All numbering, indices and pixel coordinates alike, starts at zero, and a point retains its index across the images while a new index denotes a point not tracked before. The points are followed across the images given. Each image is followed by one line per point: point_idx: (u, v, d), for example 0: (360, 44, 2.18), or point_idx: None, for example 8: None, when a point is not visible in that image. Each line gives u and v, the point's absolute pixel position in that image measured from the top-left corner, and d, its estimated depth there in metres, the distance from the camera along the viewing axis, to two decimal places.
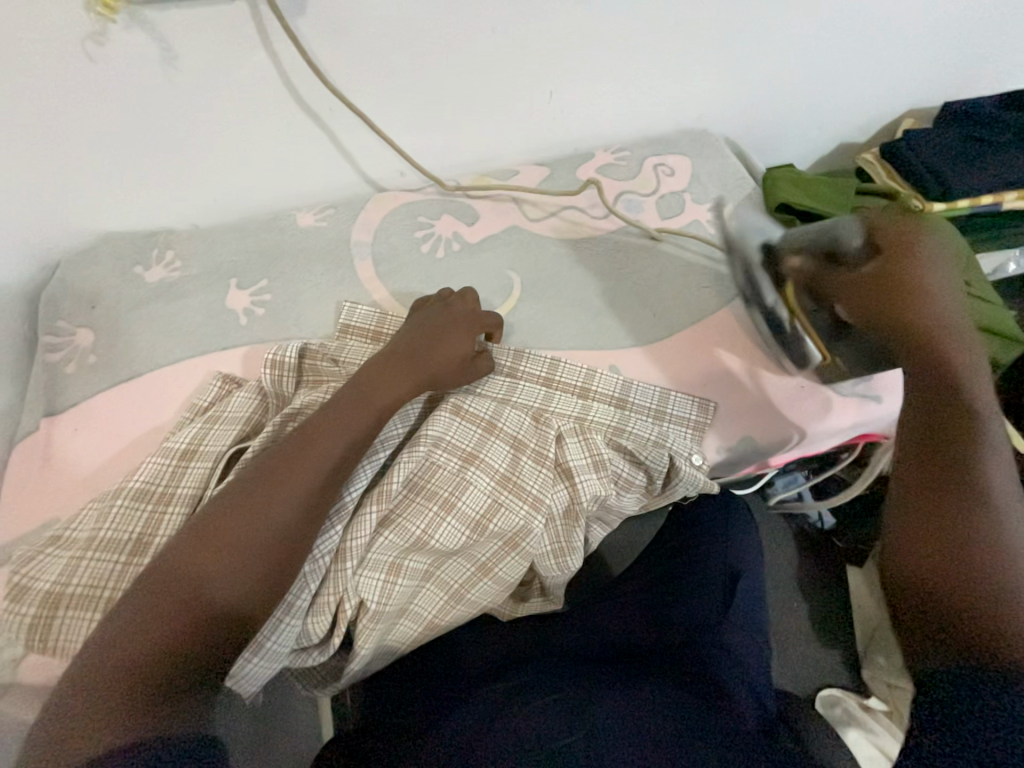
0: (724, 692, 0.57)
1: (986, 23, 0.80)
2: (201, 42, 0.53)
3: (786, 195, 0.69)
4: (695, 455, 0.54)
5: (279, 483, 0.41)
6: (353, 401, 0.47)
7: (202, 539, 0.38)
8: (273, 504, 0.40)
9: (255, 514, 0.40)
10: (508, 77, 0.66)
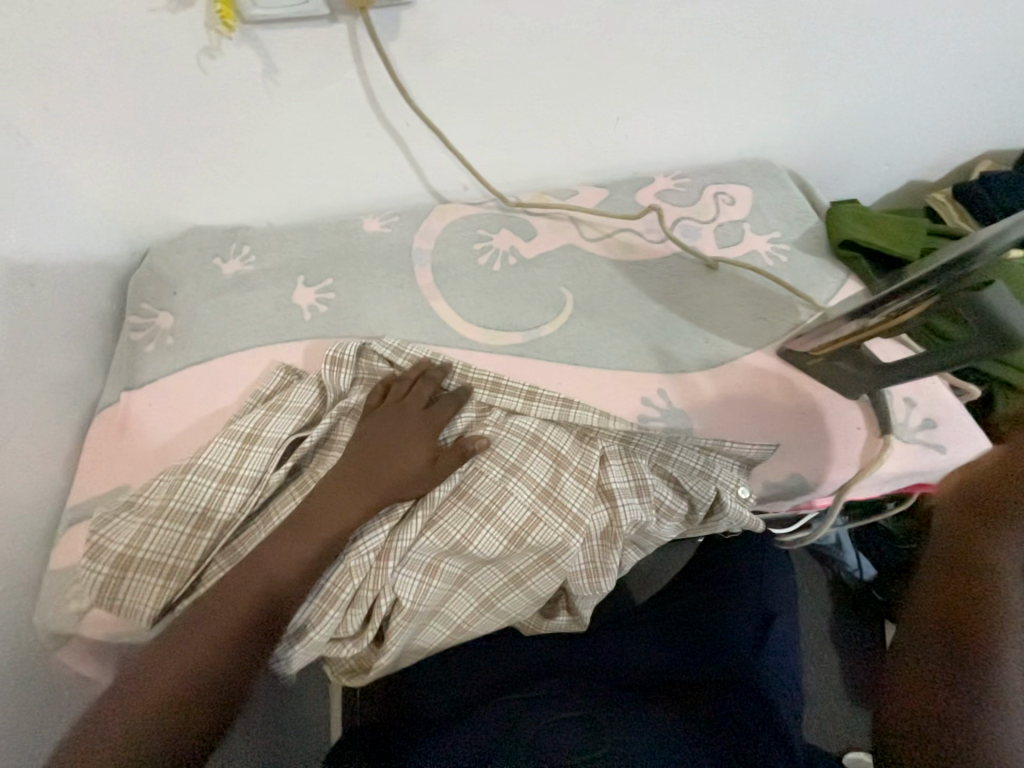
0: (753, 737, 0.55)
1: None
2: (301, 59, 0.57)
3: (852, 231, 0.68)
4: (742, 489, 0.53)
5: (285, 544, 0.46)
6: (344, 480, 0.50)
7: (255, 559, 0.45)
8: (275, 567, 0.45)
9: (259, 573, 0.45)
10: (579, 102, 0.68)
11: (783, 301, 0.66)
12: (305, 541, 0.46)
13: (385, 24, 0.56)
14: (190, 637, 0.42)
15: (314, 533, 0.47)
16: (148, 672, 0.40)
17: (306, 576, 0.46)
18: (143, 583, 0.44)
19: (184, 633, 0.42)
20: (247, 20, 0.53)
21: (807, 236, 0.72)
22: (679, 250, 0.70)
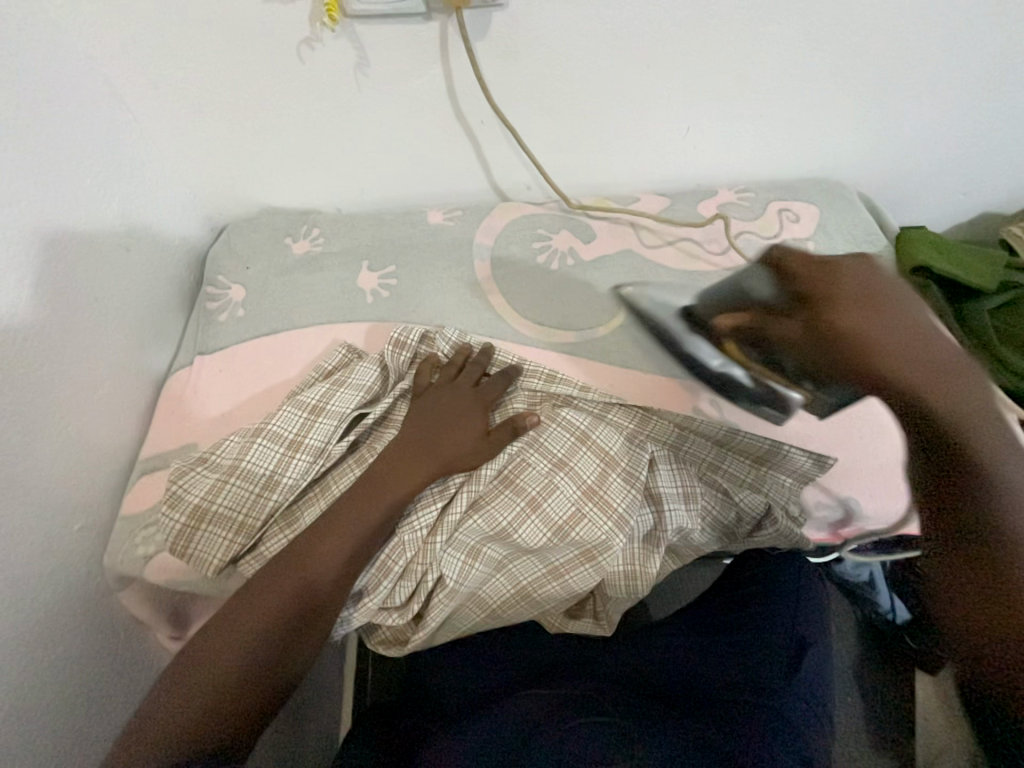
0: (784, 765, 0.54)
1: None
2: (392, 53, 0.60)
3: (925, 257, 0.66)
4: (794, 508, 0.53)
5: (321, 537, 0.46)
6: (394, 465, 0.50)
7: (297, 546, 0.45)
8: (314, 556, 0.45)
9: (298, 561, 0.45)
10: (651, 110, 0.69)
11: None
12: (345, 527, 0.47)
13: (475, 25, 0.58)
14: (239, 625, 0.42)
15: (352, 520, 0.47)
16: (200, 658, 0.40)
17: (349, 563, 0.46)
18: (212, 535, 0.47)
19: (231, 620, 0.42)
20: (349, 14, 0.56)
21: (873, 260, 0.70)
22: (739, 263, 0.70)
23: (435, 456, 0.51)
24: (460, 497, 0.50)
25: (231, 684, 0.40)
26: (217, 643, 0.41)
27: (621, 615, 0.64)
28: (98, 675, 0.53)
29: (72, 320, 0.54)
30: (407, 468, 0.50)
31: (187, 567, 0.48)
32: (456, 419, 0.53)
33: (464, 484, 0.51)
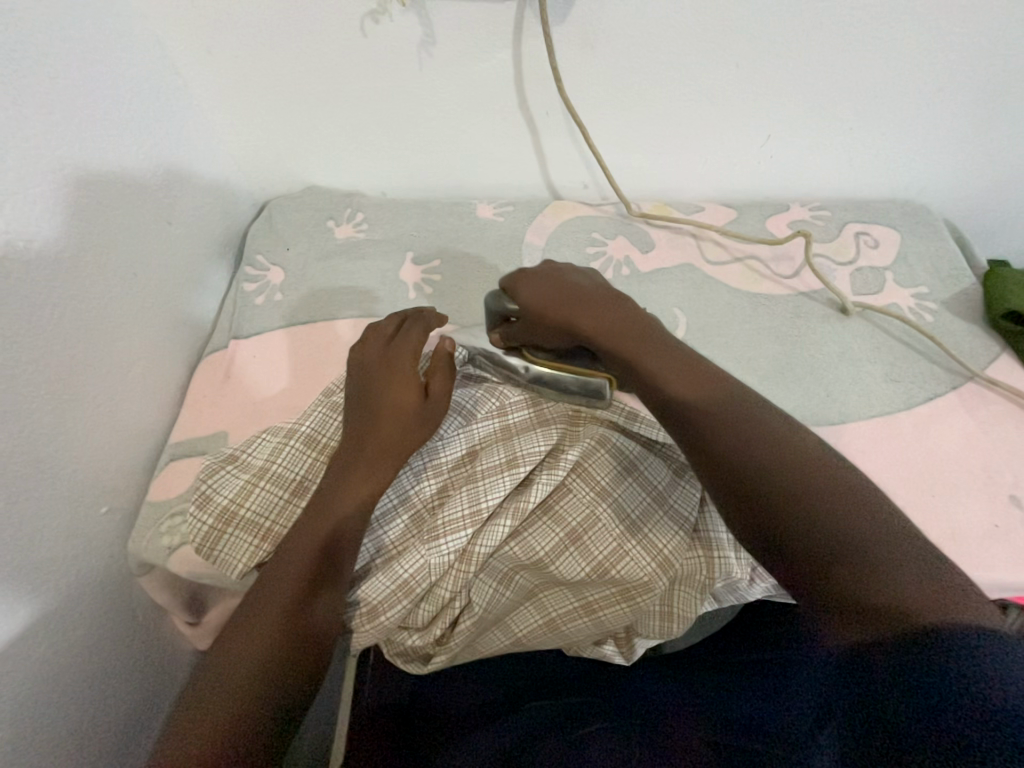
0: None
1: None
2: (461, 33, 0.56)
3: (1019, 301, 0.60)
4: None
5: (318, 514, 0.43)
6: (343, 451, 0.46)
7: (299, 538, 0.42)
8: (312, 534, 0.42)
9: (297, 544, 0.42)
10: (731, 114, 0.63)
11: (924, 365, 0.59)
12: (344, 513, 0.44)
13: (555, 7, 0.53)
14: (261, 615, 0.39)
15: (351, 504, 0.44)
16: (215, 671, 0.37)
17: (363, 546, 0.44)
18: (239, 540, 0.44)
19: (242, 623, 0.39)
20: None
21: (959, 298, 0.64)
22: (808, 289, 0.65)
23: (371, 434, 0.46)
24: (495, 523, 0.47)
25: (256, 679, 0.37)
26: (242, 640, 0.38)
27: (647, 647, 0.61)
28: (113, 658, 0.52)
29: (109, 292, 0.52)
30: (376, 456, 0.46)
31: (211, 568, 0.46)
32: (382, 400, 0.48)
33: (501, 508, 0.48)
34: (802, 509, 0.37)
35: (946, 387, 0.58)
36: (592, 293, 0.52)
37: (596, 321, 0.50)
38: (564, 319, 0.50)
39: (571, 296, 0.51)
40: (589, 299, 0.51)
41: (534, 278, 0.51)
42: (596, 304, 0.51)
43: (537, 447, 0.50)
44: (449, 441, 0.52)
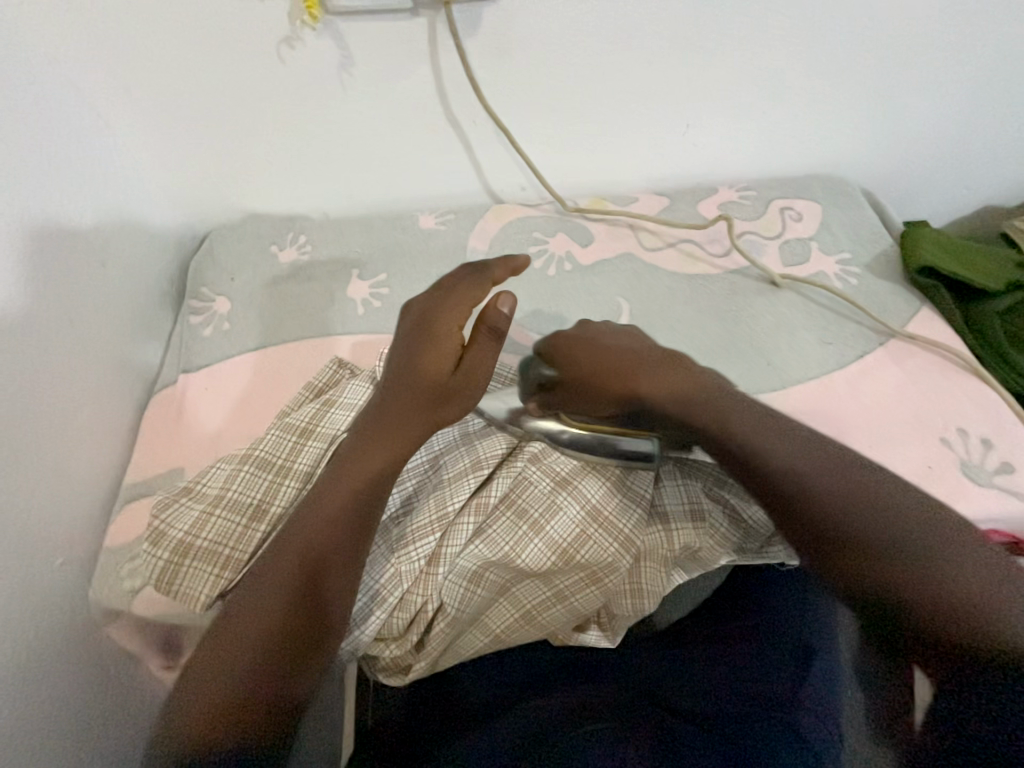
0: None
1: None
2: (378, 54, 0.57)
3: (930, 258, 0.64)
4: None
5: (321, 519, 0.44)
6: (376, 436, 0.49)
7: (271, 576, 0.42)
8: (312, 539, 0.44)
9: (299, 547, 0.43)
10: (647, 107, 0.66)
11: (852, 325, 0.63)
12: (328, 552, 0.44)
13: (465, 22, 0.55)
14: (236, 651, 0.40)
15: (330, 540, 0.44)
16: (207, 658, 0.40)
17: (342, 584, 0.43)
18: (197, 571, 0.44)
19: (232, 619, 0.41)
20: (331, 10, 0.53)
21: (878, 258, 0.68)
22: (741, 266, 0.68)
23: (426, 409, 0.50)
24: (461, 522, 0.48)
25: (245, 680, 0.39)
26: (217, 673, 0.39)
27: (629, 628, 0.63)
28: (88, 714, 0.51)
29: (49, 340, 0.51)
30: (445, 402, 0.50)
31: (174, 604, 0.46)
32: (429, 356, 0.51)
33: (463, 508, 0.49)
34: (817, 500, 0.47)
35: (874, 344, 0.61)
36: (598, 349, 0.58)
37: (652, 379, 0.55)
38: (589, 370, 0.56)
39: (598, 358, 0.57)
40: (641, 368, 0.56)
41: (569, 347, 0.58)
42: (617, 364, 0.57)
43: (494, 444, 0.51)
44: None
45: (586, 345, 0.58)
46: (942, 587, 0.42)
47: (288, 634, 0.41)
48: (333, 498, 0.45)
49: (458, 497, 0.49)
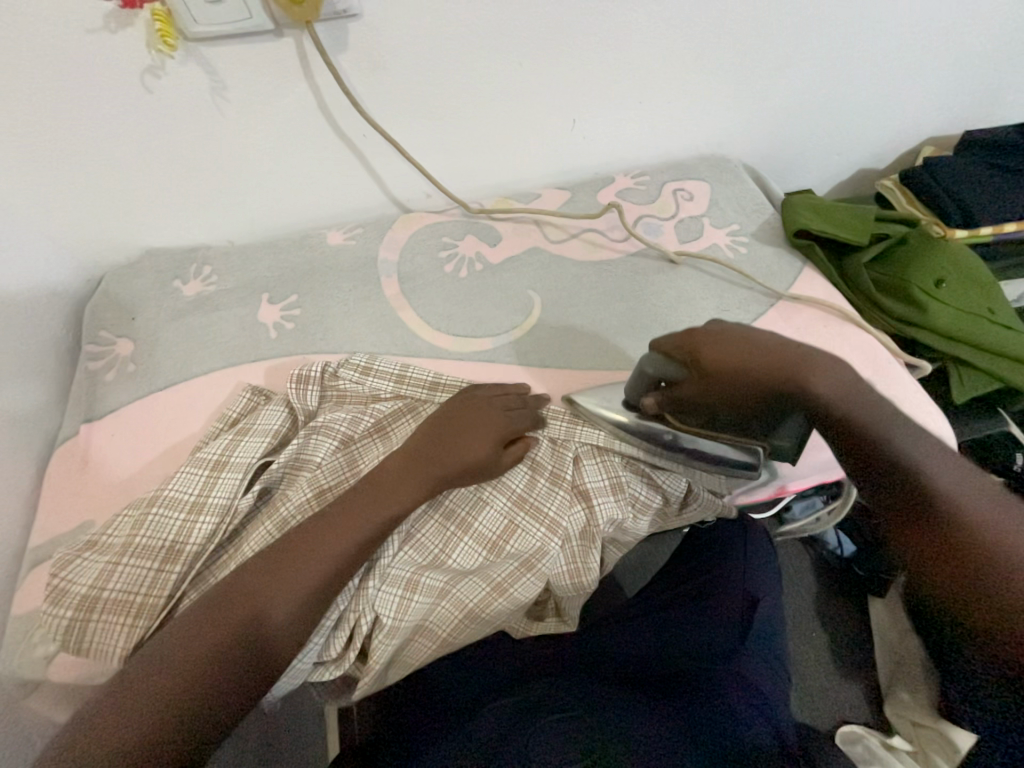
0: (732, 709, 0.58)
1: (994, 61, 0.83)
2: (250, 76, 0.57)
3: (806, 222, 0.70)
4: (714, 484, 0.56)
5: (294, 564, 0.43)
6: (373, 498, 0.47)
7: (231, 596, 0.42)
8: (280, 593, 0.42)
9: (266, 593, 0.42)
10: (531, 105, 0.69)
11: (745, 292, 0.68)
12: (290, 586, 0.42)
13: (333, 38, 0.56)
14: (170, 666, 0.38)
15: (297, 571, 0.43)
16: (122, 696, 0.36)
17: (300, 610, 0.42)
18: (109, 624, 0.43)
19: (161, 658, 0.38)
20: (190, 37, 0.52)
21: (763, 227, 0.74)
22: (641, 248, 0.72)
23: (424, 476, 0.49)
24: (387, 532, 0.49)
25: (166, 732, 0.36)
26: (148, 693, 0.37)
27: (579, 606, 0.66)
28: None
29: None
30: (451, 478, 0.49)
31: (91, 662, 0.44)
32: (468, 428, 0.51)
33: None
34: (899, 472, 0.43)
35: (764, 307, 0.66)
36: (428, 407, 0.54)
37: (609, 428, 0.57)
38: (733, 369, 0.52)
39: (744, 348, 0.53)
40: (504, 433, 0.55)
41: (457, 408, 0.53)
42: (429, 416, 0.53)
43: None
44: (324, 463, 0.51)
45: (720, 354, 0.53)
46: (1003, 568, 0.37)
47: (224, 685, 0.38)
48: (307, 548, 0.44)
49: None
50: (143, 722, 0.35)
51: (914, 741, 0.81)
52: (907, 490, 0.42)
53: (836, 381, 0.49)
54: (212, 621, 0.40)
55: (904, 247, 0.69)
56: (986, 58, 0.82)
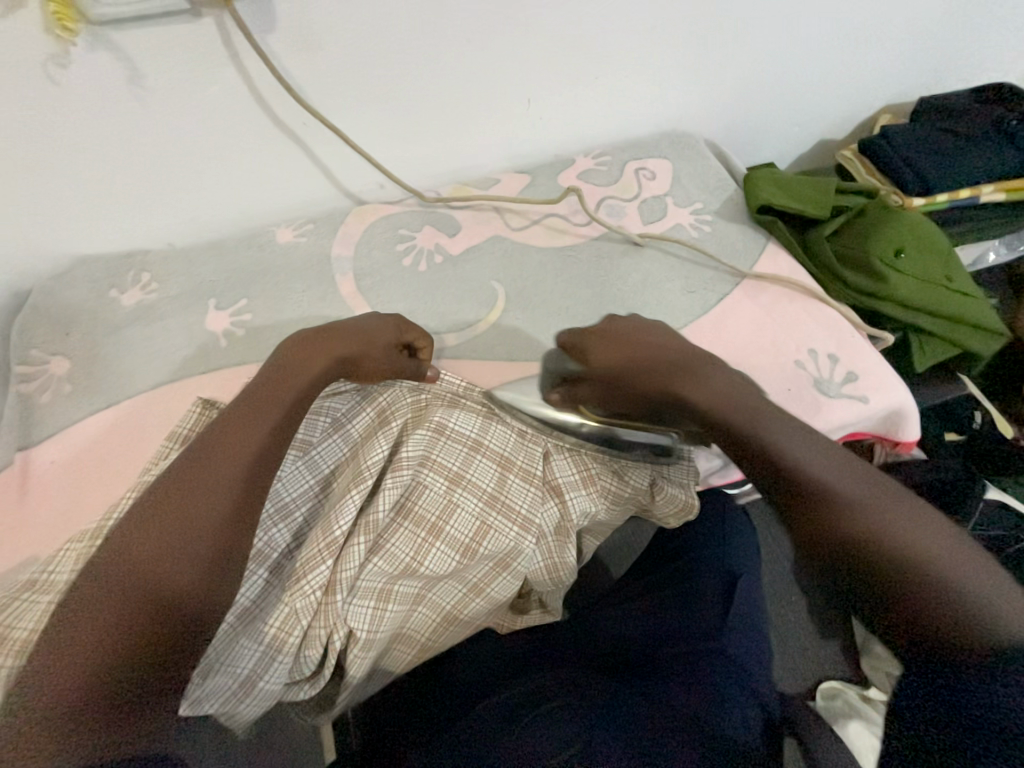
0: (718, 690, 0.58)
1: (944, 26, 0.83)
2: (169, 61, 0.52)
3: (768, 196, 0.69)
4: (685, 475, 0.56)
5: (202, 469, 0.39)
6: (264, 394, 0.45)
7: (121, 548, 0.35)
8: (193, 501, 0.37)
9: (177, 503, 0.37)
10: (482, 85, 0.65)
11: (711, 271, 0.67)
12: (196, 514, 0.37)
13: (259, 18, 0.51)
14: (93, 609, 0.33)
15: (198, 499, 0.38)
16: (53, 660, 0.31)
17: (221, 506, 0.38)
18: None
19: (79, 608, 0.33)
20: (95, 20, 0.47)
21: (726, 204, 0.73)
22: (605, 231, 0.70)
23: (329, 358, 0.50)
24: (353, 544, 0.46)
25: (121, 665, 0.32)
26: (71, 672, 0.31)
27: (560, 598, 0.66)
28: None
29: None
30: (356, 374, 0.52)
31: None
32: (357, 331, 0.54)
33: (355, 530, 0.47)
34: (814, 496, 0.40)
35: (730, 285, 0.66)
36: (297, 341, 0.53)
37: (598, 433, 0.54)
38: (673, 398, 0.52)
39: (667, 359, 0.54)
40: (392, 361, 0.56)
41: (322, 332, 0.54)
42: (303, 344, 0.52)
43: (379, 457, 0.49)
44: (285, 477, 0.49)
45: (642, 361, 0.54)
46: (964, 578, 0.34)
47: (169, 590, 0.34)
48: (208, 458, 0.40)
49: (347, 520, 0.47)
50: (71, 689, 0.30)
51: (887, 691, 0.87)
52: (813, 523, 0.40)
53: (774, 426, 0.46)
54: (109, 578, 0.34)
55: (864, 218, 0.69)
56: (938, 22, 0.82)
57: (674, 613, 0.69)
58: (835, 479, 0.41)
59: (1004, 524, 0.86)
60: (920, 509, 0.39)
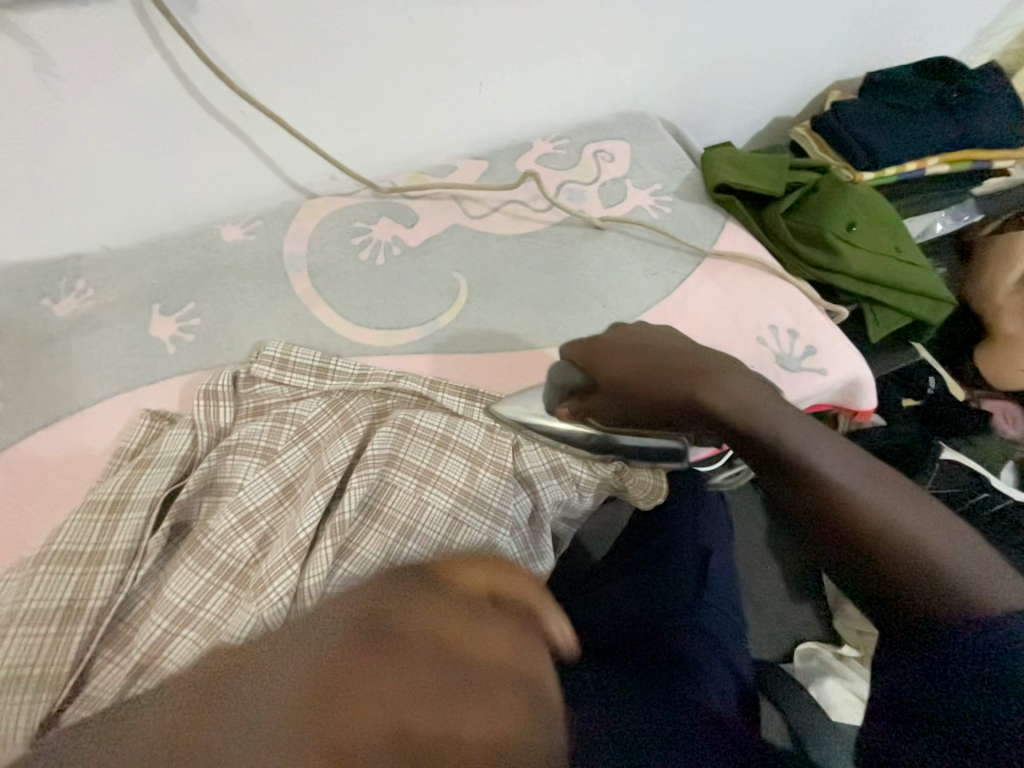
0: (699, 668, 0.60)
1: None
2: (82, 48, 0.48)
3: (724, 175, 0.70)
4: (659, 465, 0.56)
5: None
6: None
7: None
8: None
9: None
10: (430, 68, 0.63)
11: (671, 252, 0.67)
12: None
13: None
14: None
15: None
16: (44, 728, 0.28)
17: None
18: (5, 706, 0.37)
19: None
20: None
21: (685, 184, 0.73)
22: (566, 216, 0.69)
23: None
24: (320, 550, 0.45)
25: None
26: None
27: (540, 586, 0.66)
28: None
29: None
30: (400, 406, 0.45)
31: None
32: None
33: (322, 533, 0.46)
34: (788, 471, 0.40)
35: (691, 266, 0.66)
36: None
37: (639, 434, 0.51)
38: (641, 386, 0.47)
39: (644, 356, 0.48)
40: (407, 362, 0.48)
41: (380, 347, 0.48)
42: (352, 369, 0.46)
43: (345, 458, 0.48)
44: (248, 481, 0.47)
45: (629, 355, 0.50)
46: (960, 562, 0.33)
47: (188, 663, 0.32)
48: None
49: (312, 524, 0.45)
50: None
51: (860, 648, 0.91)
52: (828, 526, 0.38)
53: (734, 391, 0.44)
54: None
55: (818, 194, 0.70)
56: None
57: (650, 591, 0.71)
58: (859, 486, 0.38)
59: (958, 483, 0.90)
60: (898, 487, 0.37)
